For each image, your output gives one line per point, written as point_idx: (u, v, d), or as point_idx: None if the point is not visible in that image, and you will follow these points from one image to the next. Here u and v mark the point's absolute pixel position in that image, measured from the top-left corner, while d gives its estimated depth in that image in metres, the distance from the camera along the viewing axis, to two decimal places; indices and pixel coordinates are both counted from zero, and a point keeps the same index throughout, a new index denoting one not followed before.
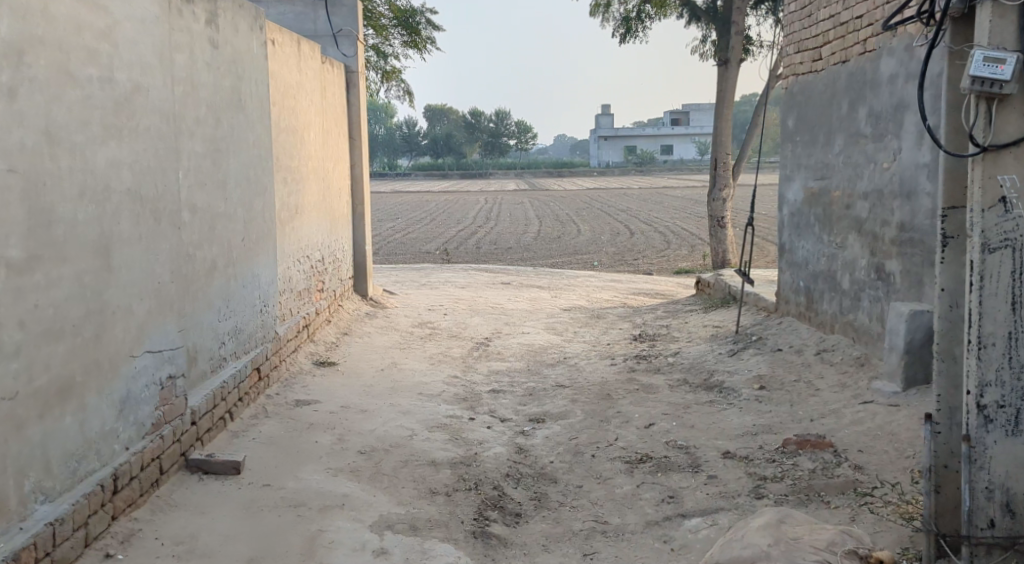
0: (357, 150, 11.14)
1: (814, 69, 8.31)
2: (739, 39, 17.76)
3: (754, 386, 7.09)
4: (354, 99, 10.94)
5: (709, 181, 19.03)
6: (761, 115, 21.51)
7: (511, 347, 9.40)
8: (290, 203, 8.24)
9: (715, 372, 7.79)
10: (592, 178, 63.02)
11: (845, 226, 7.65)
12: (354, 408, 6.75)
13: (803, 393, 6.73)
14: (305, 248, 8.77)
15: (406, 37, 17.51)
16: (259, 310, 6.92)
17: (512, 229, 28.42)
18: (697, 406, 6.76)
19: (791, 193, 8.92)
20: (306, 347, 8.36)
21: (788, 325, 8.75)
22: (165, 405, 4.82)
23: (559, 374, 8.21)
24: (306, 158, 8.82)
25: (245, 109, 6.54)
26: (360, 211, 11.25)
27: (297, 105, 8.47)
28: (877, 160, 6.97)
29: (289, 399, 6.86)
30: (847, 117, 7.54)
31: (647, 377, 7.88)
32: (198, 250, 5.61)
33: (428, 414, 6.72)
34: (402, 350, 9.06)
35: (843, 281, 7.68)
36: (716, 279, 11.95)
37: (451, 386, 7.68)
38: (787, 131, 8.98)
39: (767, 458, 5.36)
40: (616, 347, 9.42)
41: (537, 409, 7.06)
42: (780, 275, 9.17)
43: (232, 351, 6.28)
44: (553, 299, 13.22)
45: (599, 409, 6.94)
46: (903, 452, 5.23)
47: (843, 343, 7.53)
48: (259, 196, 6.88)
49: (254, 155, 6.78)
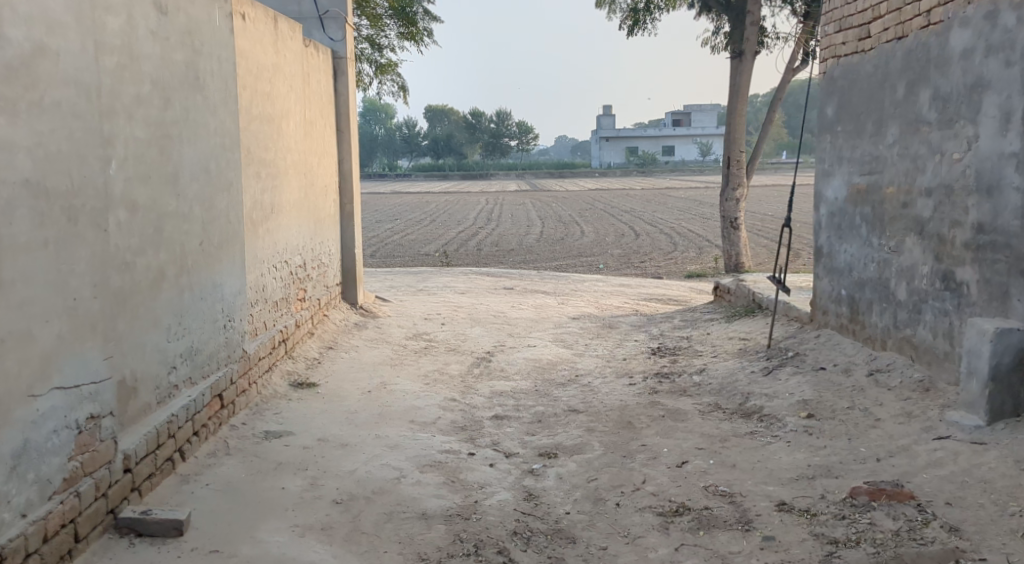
0: (345, 144, 10.14)
1: (860, 50, 7.30)
2: (754, 31, 16.80)
3: (800, 414, 6.08)
4: (342, 87, 9.94)
5: (721, 180, 18.09)
6: (775, 112, 20.55)
7: (516, 363, 8.39)
8: (265, 201, 7.24)
9: (751, 395, 6.77)
10: (595, 178, 61.94)
11: (901, 227, 6.66)
12: (332, 442, 5.75)
13: (861, 424, 5.72)
14: (283, 252, 7.77)
15: (402, 28, 16.51)
16: (223, 326, 5.93)
17: (514, 231, 27.46)
18: (735, 438, 5.75)
19: (830, 191, 7.93)
20: (283, 365, 7.36)
21: (829, 340, 7.73)
22: (84, 453, 3.83)
23: (572, 396, 7.21)
24: (284, 151, 7.81)
25: (206, 90, 5.56)
26: (348, 210, 10.22)
27: (273, 89, 7.48)
28: (945, 150, 5.98)
29: (256, 430, 5.85)
30: (905, 102, 6.54)
31: (672, 401, 6.87)
32: (140, 258, 4.63)
33: (420, 449, 5.72)
34: (393, 367, 8.06)
35: (898, 290, 6.69)
36: (738, 284, 11.03)
37: (447, 412, 6.67)
38: (826, 121, 7.97)
39: (835, 514, 4.37)
40: (633, 362, 8.41)
41: (548, 441, 6.05)
42: (817, 283, 8.17)
43: (187, 376, 5.29)
44: (560, 307, 12.25)
45: (621, 441, 5.94)
46: (1005, 509, 4.24)
47: (900, 362, 6.52)
48: (223, 193, 5.89)
49: (217, 144, 5.79)
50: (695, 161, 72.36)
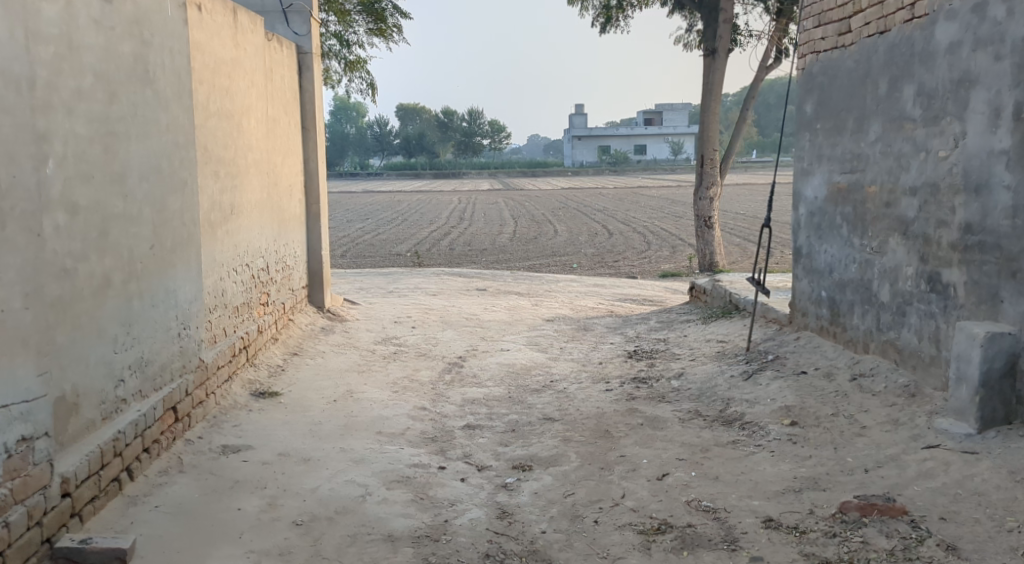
0: (311, 142, 9.80)
1: (840, 45, 7.09)
2: (727, 28, 16.65)
3: (783, 421, 5.85)
4: (306, 83, 9.61)
5: (695, 179, 17.93)
6: (748, 110, 20.41)
7: (489, 368, 8.11)
8: (224, 202, 6.91)
9: (732, 402, 6.54)
10: (568, 177, 61.71)
11: (884, 227, 6.46)
12: (293, 457, 5.44)
13: (846, 431, 5.51)
14: (244, 255, 7.44)
15: (371, 23, 16.16)
16: (176, 335, 5.60)
17: (486, 230, 27.16)
18: (717, 448, 5.51)
19: (810, 189, 7.72)
20: (244, 374, 7.04)
21: (809, 343, 7.52)
22: (14, 478, 3.57)
23: (547, 403, 6.95)
24: (244, 149, 7.48)
25: (156, 85, 5.23)
26: (314, 211, 9.88)
27: (233, 85, 7.15)
28: (930, 147, 5.79)
29: (214, 445, 5.54)
30: (887, 98, 6.34)
31: (650, 408, 6.62)
32: (81, 265, 4.29)
33: (387, 464, 5.43)
34: (361, 374, 7.76)
35: (881, 292, 6.49)
36: (714, 285, 10.82)
37: (417, 422, 6.39)
38: (805, 118, 7.77)
39: (825, 531, 4.18)
40: (609, 367, 8.17)
41: (522, 452, 5.78)
42: (796, 284, 7.97)
43: (136, 389, 4.96)
44: (533, 308, 11.98)
45: (598, 452, 5.69)
46: (1002, 525, 4.05)
47: (884, 366, 6.32)
48: (176, 193, 5.57)
49: (170, 142, 5.47)
50: (667, 160, 72.42)
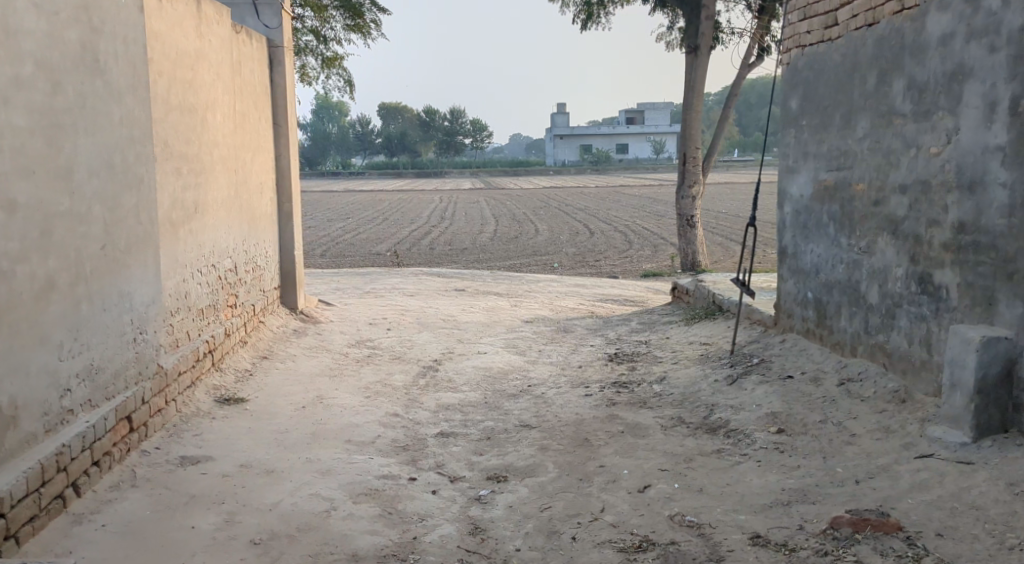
0: (283, 138, 9.50)
1: (827, 38, 6.86)
2: (708, 25, 16.46)
3: (770, 429, 5.62)
4: (278, 77, 9.32)
5: (677, 177, 17.72)
6: (730, 108, 20.23)
7: (465, 372, 7.85)
8: (186, 200, 6.62)
9: (716, 408, 6.31)
10: (550, 176, 61.42)
11: (872, 226, 6.24)
12: (256, 468, 5.16)
13: (835, 439, 5.28)
14: (209, 255, 7.15)
15: (348, 19, 15.85)
16: (132, 339, 5.32)
17: (467, 230, 26.88)
18: (701, 457, 5.28)
19: (795, 187, 7.50)
20: (209, 379, 6.74)
21: (795, 345, 7.30)
22: None
23: (524, 409, 6.69)
24: (210, 145, 7.19)
25: (107, 75, 4.98)
26: (286, 209, 9.59)
27: (196, 77, 6.87)
28: (921, 143, 5.57)
29: (171, 457, 5.25)
30: (876, 93, 6.13)
31: (631, 414, 6.38)
32: (20, 266, 4.10)
33: (355, 475, 5.16)
34: (332, 378, 7.47)
35: (870, 293, 6.28)
36: (697, 285, 10.60)
37: (388, 430, 6.11)
38: (790, 115, 7.55)
39: (816, 549, 3.96)
40: (590, 370, 7.92)
41: (497, 462, 5.52)
42: (782, 285, 7.75)
43: (85, 399, 4.69)
44: (512, 309, 11.72)
45: (577, 461, 5.44)
46: (1002, 542, 3.84)
47: (873, 370, 6.11)
48: (132, 190, 5.29)
49: (124, 136, 5.20)
50: (649, 159, 72.35)
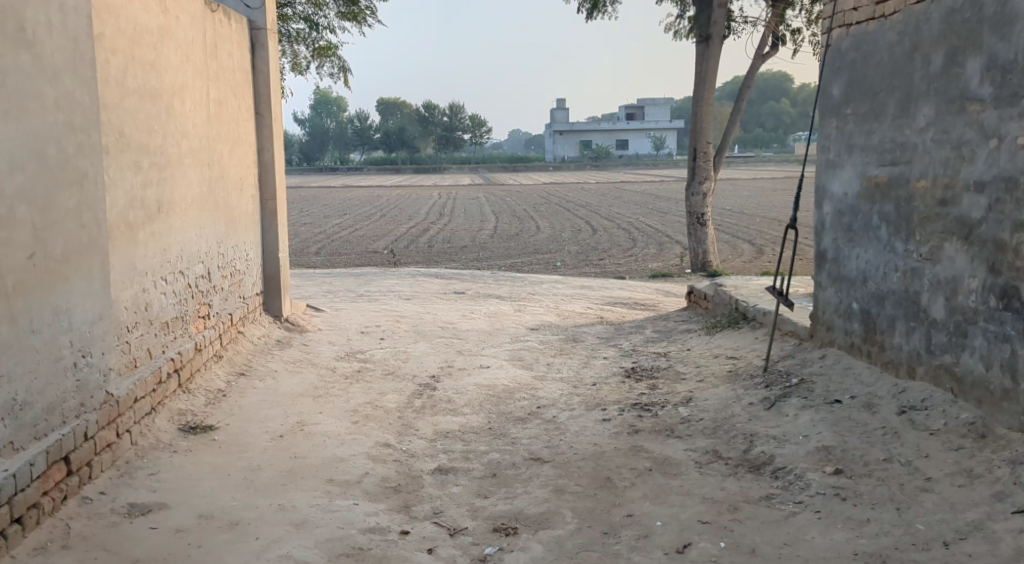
0: (266, 130, 8.63)
1: (878, 15, 6.00)
2: (720, 13, 15.61)
3: (825, 469, 4.77)
4: (260, 64, 8.47)
5: (687, 173, 16.85)
6: (742, 102, 19.35)
7: (466, 390, 7.01)
8: (146, 199, 5.77)
9: (756, 440, 5.46)
10: (548, 172, 60.42)
11: (937, 229, 5.41)
12: (217, 520, 4.34)
13: (907, 483, 4.46)
14: (177, 260, 6.32)
15: (344, 6, 14.95)
16: (72, 365, 4.48)
17: (466, 227, 26.01)
18: (748, 507, 4.45)
19: (837, 185, 6.64)
20: (173, 404, 5.88)
21: (838, 363, 6.44)
22: None
23: (534, 437, 5.85)
24: (178, 135, 6.36)
25: (38, 50, 4.16)
26: (270, 208, 8.72)
27: (160, 57, 6.03)
28: (1005, 133, 4.80)
29: (118, 504, 4.43)
30: (945, 75, 5.30)
31: (658, 446, 5.53)
32: None
33: (335, 528, 4.32)
34: (316, 399, 6.62)
35: (933, 306, 5.44)
36: (717, 291, 9.72)
37: (378, 466, 5.26)
38: (831, 103, 6.67)
39: None
40: (605, 389, 7.06)
41: (505, 508, 4.69)
42: (821, 294, 6.89)
43: (6, 440, 3.93)
44: (516, 315, 10.86)
45: (601, 508, 4.61)
46: None
47: (939, 398, 5.27)
48: (74, 186, 4.46)
49: (60, 123, 4.35)
50: (650, 155, 71.47)
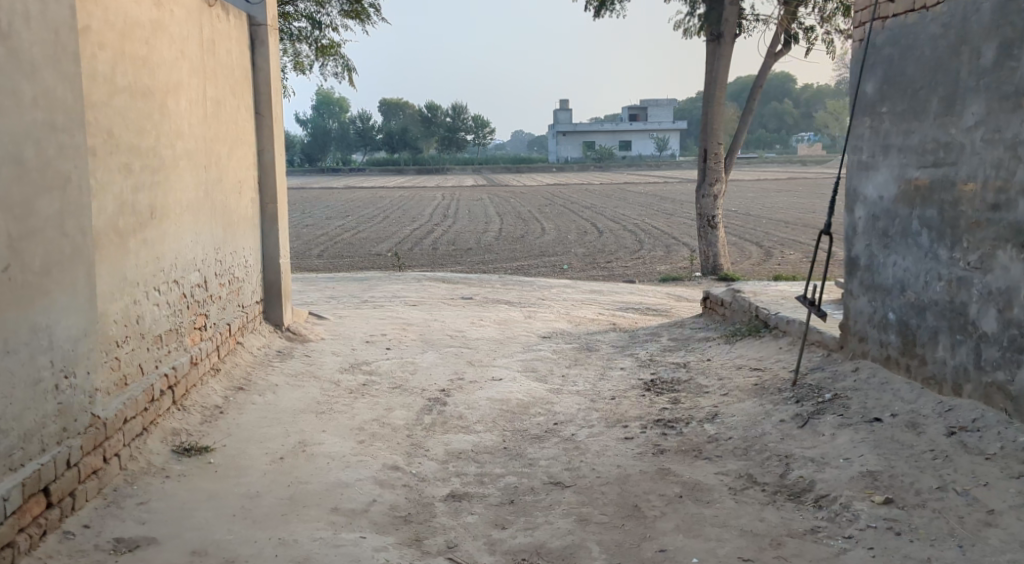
0: (266, 131, 8.24)
1: (919, 6, 5.62)
2: (732, 10, 15.21)
3: (873, 498, 4.38)
4: (261, 61, 8.10)
5: (698, 174, 16.42)
6: (755, 101, 18.91)
7: (477, 405, 6.62)
8: (137, 203, 5.40)
9: (793, 463, 5.06)
10: (551, 173, 59.99)
11: (988, 236, 5.03)
12: (211, 558, 3.97)
13: (967, 516, 4.08)
14: (172, 269, 5.95)
15: (346, 4, 14.58)
16: (53, 387, 4.11)
17: (471, 228, 25.63)
18: (793, 542, 4.06)
19: (870, 187, 6.25)
20: (165, 423, 5.50)
21: (874, 378, 6.04)
22: None
23: (552, 458, 5.46)
24: (172, 135, 5.98)
25: (14, 41, 3.79)
26: (270, 211, 8.34)
27: (152, 51, 5.65)
28: None
29: (103, 539, 4.06)
30: (997, 69, 4.92)
31: (686, 469, 5.14)
32: None
33: None
34: (318, 415, 6.23)
35: (983, 319, 5.05)
36: (735, 296, 9.32)
37: (385, 492, 4.88)
38: (864, 101, 6.27)
39: None
40: (625, 404, 6.67)
41: (524, 540, 4.31)
42: (853, 303, 6.49)
43: None
44: (526, 322, 10.48)
45: (631, 542, 4.23)
46: None
47: (992, 418, 4.89)
48: (55, 191, 4.09)
49: (39, 123, 3.97)
50: (653, 155, 71.10)
